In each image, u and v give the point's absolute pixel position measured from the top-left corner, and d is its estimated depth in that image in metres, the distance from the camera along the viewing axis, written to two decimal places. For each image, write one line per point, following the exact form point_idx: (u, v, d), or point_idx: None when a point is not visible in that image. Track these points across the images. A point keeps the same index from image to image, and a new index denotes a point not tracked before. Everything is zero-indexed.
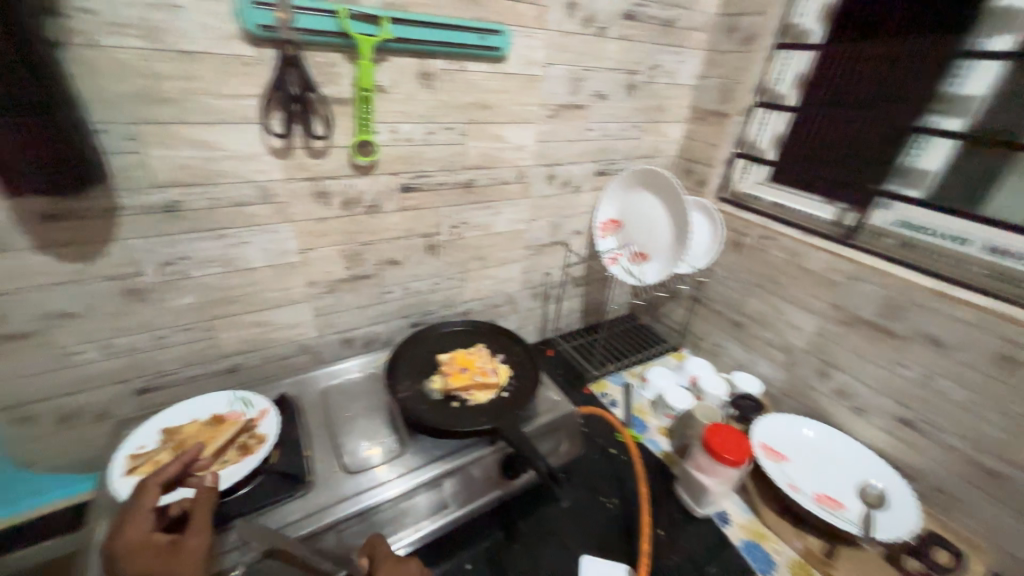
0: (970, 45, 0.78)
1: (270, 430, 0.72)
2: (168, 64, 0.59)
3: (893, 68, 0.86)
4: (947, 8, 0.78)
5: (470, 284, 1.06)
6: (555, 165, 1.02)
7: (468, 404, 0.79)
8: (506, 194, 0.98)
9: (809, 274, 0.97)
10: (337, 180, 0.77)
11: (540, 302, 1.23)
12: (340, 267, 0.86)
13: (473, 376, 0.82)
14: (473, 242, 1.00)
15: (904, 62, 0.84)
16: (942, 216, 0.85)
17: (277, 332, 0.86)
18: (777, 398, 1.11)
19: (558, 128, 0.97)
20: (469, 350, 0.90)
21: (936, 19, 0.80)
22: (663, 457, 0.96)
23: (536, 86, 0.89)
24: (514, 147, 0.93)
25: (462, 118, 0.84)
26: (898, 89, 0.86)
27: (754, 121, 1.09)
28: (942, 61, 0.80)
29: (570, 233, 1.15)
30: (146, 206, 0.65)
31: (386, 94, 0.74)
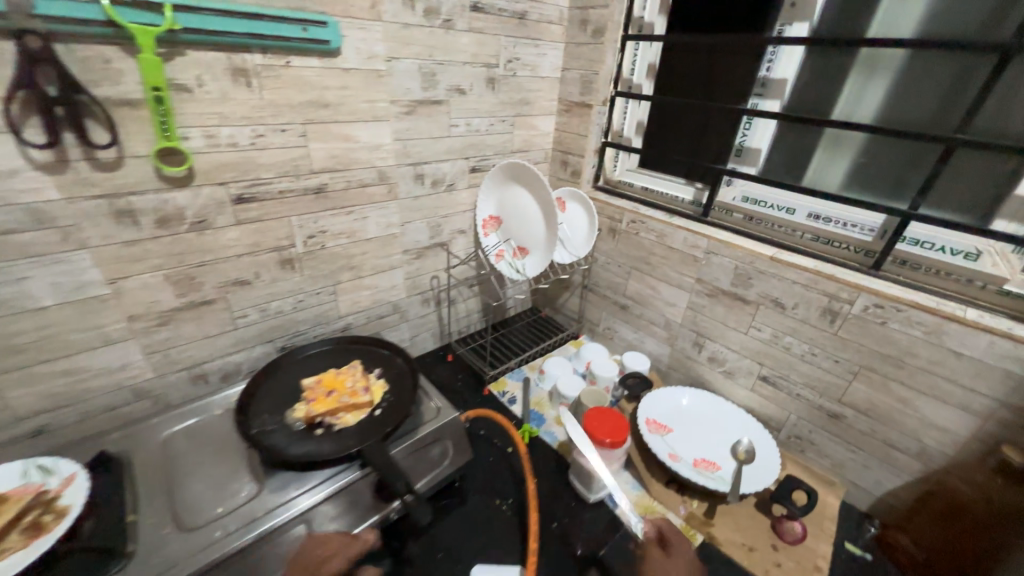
0: (776, 33, 0.85)
1: (75, 499, 0.60)
2: None
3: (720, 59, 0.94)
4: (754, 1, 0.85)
5: (345, 297, 0.99)
6: (421, 164, 0.98)
7: (335, 429, 0.73)
8: (370, 197, 0.92)
9: (674, 252, 1.03)
10: (145, 196, 0.67)
11: (432, 307, 1.19)
12: (170, 294, 0.75)
13: (340, 398, 0.76)
14: (340, 252, 0.93)
15: (727, 54, 0.93)
16: (774, 190, 0.93)
17: (97, 380, 0.73)
18: (663, 372, 1.17)
19: (418, 125, 0.93)
20: (341, 368, 0.84)
21: (747, 11, 0.87)
22: (559, 447, 0.96)
23: (383, 82, 0.84)
24: (368, 147, 0.87)
25: (298, 118, 0.77)
26: (726, 77, 0.94)
27: (617, 111, 1.14)
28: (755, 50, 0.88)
29: (452, 233, 1.12)
30: None
31: (192, 94, 0.66)
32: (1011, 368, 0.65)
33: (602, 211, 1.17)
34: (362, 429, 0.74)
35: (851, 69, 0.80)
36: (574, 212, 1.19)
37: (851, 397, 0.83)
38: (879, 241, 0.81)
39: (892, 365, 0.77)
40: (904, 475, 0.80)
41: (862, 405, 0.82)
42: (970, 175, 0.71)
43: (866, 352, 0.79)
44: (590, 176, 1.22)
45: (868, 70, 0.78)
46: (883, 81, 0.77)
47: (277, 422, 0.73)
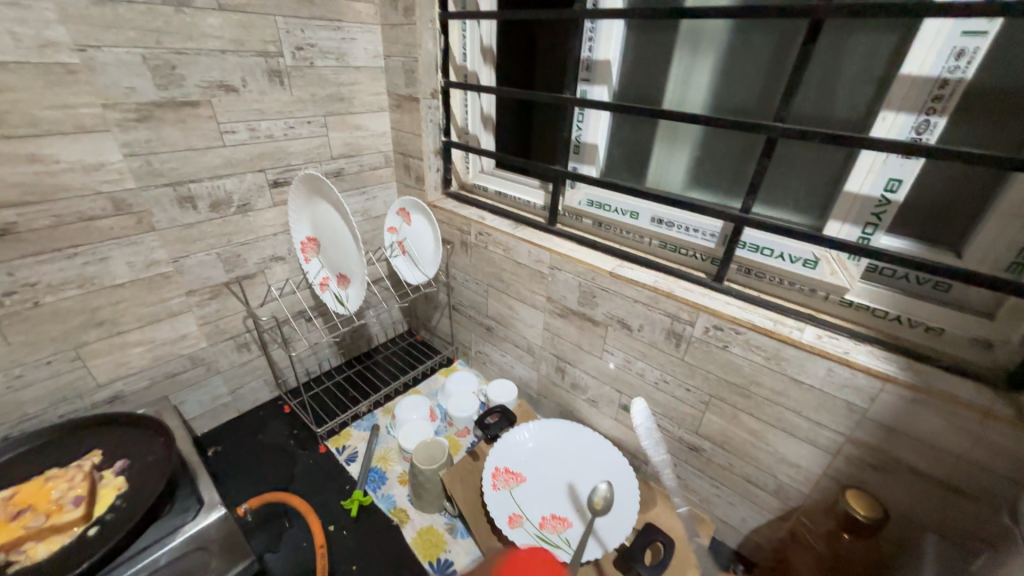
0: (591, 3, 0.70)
1: None
2: None
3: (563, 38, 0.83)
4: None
5: (99, 361, 0.77)
6: (185, 183, 0.76)
7: (11, 570, 0.54)
8: (106, 231, 0.71)
9: (522, 268, 0.89)
10: None
11: (256, 351, 0.99)
12: None
13: (31, 520, 0.57)
14: (73, 307, 0.71)
15: None
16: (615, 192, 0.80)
17: None
18: (535, 400, 1.03)
19: (163, 134, 0.71)
20: (60, 469, 0.65)
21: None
22: (393, 515, 0.81)
23: (78, 80, 0.62)
24: (79, 168, 0.65)
25: None
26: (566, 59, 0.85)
27: (458, 104, 0.98)
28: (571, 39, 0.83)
29: (263, 262, 0.92)
30: None
31: None
32: (850, 399, 0.56)
33: (450, 222, 1.01)
34: (60, 560, 0.55)
35: (676, 47, 0.68)
36: (419, 225, 1.01)
37: (705, 428, 0.73)
38: (720, 247, 0.70)
39: (739, 394, 0.66)
40: (764, 511, 0.71)
41: (716, 437, 0.72)
42: (804, 167, 0.61)
43: (712, 380, 0.69)
44: (436, 182, 1.05)
45: (693, 47, 0.66)
46: (709, 59, 0.66)
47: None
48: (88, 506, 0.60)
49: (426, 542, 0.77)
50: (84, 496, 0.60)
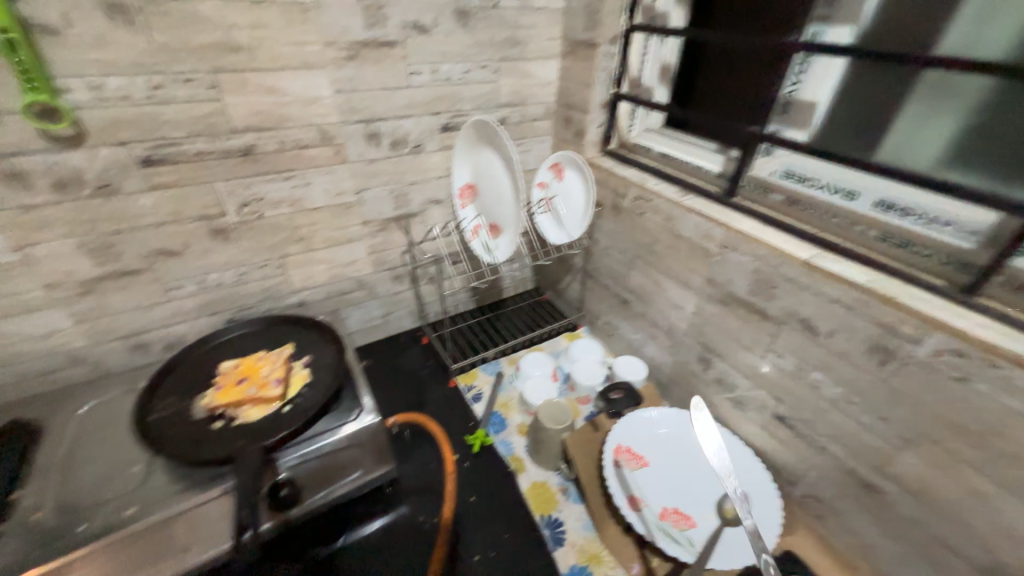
0: None
1: None
2: None
3: None
4: None
5: (295, 271, 0.91)
6: (375, 121, 0.83)
7: (235, 424, 0.67)
8: (313, 160, 0.81)
9: (682, 242, 0.80)
10: (32, 158, 0.61)
11: (405, 284, 1.08)
12: (88, 263, 0.71)
13: (248, 389, 0.70)
14: (283, 222, 0.84)
15: None
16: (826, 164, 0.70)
17: (25, 345, 0.73)
18: (663, 385, 0.96)
19: (364, 73, 0.77)
20: (267, 353, 0.78)
21: None
22: (511, 462, 0.84)
23: (309, 18, 0.69)
24: (300, 100, 0.74)
25: (203, 66, 0.65)
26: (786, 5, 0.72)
27: (636, 51, 0.88)
28: None
29: (423, 204, 0.98)
30: None
31: (62, 38, 0.56)
32: None
33: (605, 182, 0.94)
34: (264, 426, 0.67)
35: None
36: (570, 181, 0.96)
37: (896, 469, 0.59)
38: (985, 251, 0.54)
39: (968, 441, 0.51)
40: None
41: (911, 484, 0.58)
42: None
43: (926, 415, 0.54)
44: (596, 138, 0.98)
45: None
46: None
47: (188, 408, 0.69)
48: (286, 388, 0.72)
49: (540, 495, 0.79)
50: (284, 380, 0.72)
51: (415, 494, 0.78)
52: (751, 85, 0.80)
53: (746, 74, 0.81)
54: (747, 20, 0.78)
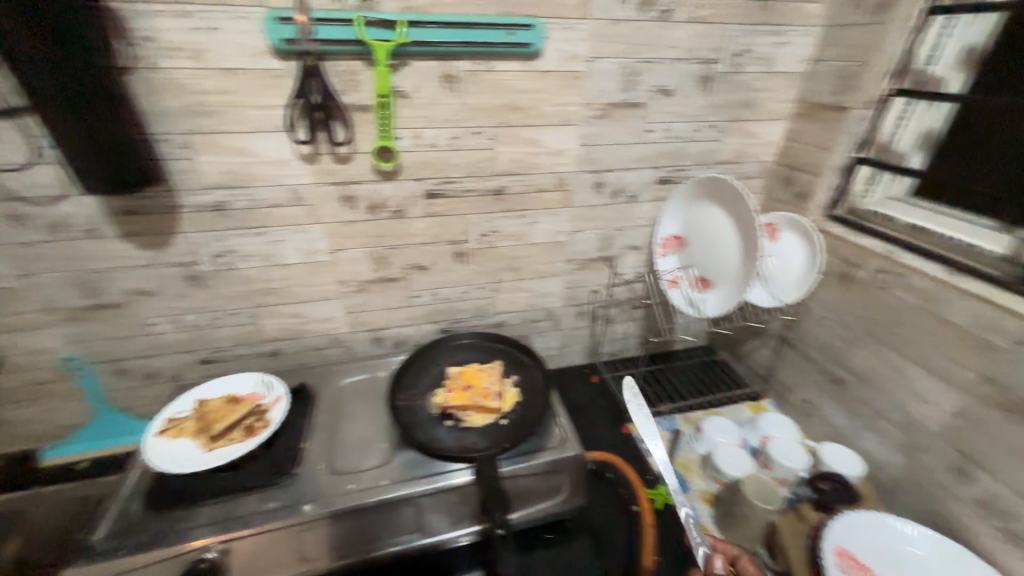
0: None
1: (277, 416, 0.76)
2: (214, 81, 0.65)
3: None
4: None
5: (503, 296, 1.01)
6: (604, 171, 0.90)
7: (463, 426, 0.76)
8: (545, 202, 0.90)
9: (949, 328, 0.69)
10: (363, 186, 0.79)
11: (586, 322, 1.11)
12: (367, 268, 0.88)
13: (474, 396, 0.78)
14: (507, 252, 0.94)
15: None
16: None
17: (311, 324, 0.92)
18: (885, 489, 0.82)
19: (608, 130, 0.85)
20: (481, 365, 0.86)
21: None
22: (698, 531, 0.79)
23: (579, 84, 0.79)
24: (551, 151, 0.84)
25: (491, 122, 0.79)
26: None
27: (890, 116, 0.82)
28: None
29: (623, 249, 1.01)
30: (197, 205, 0.74)
31: (408, 99, 0.73)
32: None
33: (832, 249, 0.88)
34: (485, 434, 0.74)
35: None
36: (789, 243, 0.91)
37: None
38: None
39: None
40: None
41: None
42: None
43: None
44: (823, 201, 0.92)
45: None
46: None
47: (425, 402, 0.79)
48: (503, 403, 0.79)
49: None
50: (503, 396, 0.79)
51: (592, 534, 0.78)
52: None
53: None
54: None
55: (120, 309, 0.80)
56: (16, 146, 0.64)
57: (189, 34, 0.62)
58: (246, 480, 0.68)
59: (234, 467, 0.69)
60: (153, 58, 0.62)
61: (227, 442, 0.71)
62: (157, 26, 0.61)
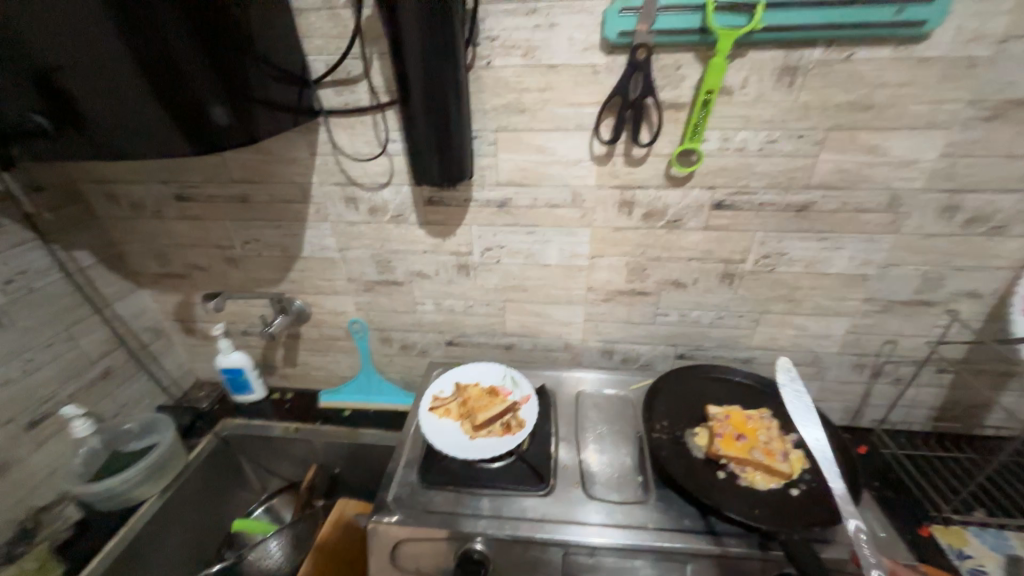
0: None
1: (529, 418, 0.75)
2: (536, 78, 0.65)
3: None
4: None
5: (763, 329, 0.85)
6: (965, 192, 0.67)
7: (739, 483, 0.63)
8: (862, 225, 0.71)
9: None
10: (647, 191, 0.73)
11: (861, 377, 0.88)
12: (622, 278, 0.82)
13: (753, 451, 0.65)
14: (787, 280, 0.78)
15: None
16: None
17: (549, 326, 0.91)
18: None
19: (995, 136, 0.62)
20: (749, 412, 0.73)
21: None
22: None
23: (972, 74, 0.58)
24: (895, 162, 0.65)
25: (825, 124, 0.64)
26: None
27: None
28: None
29: (954, 294, 0.75)
30: (486, 199, 0.77)
31: (730, 97, 0.63)
32: None
33: None
34: (777, 504, 0.60)
35: None
36: None
37: None
38: None
39: None
40: None
41: None
42: None
43: None
44: None
45: None
46: None
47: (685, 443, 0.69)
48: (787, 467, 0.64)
49: None
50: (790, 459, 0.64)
51: None
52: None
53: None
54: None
55: (401, 286, 0.90)
56: (368, 139, 0.74)
57: (529, 32, 0.62)
58: (506, 480, 0.68)
59: (492, 462, 0.70)
60: (491, 58, 0.65)
61: (491, 435, 0.73)
62: (504, 26, 0.62)
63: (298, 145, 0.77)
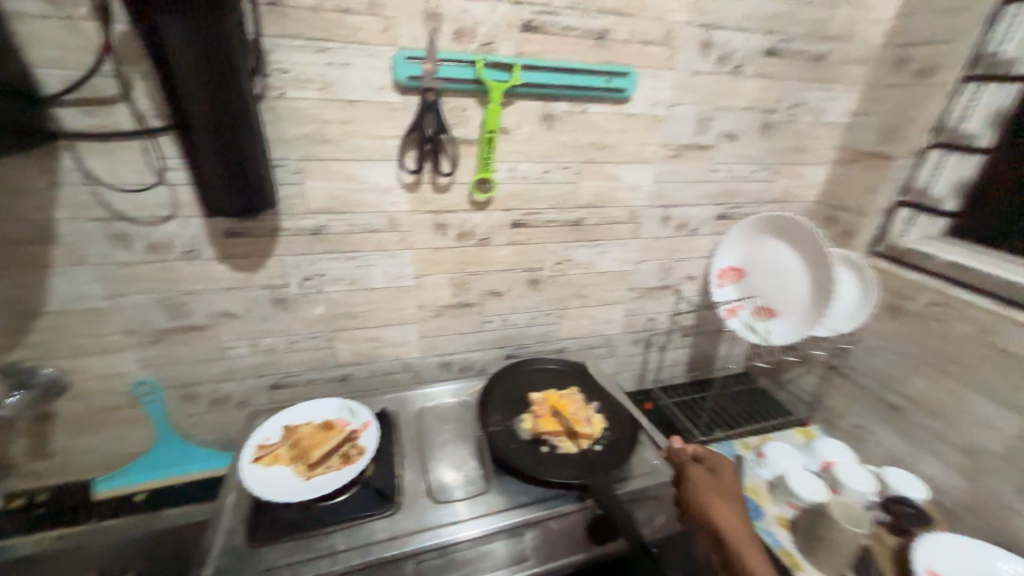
0: None
1: (371, 443, 0.74)
2: (337, 111, 0.68)
3: None
4: None
5: (568, 323, 1.03)
6: (671, 207, 0.95)
7: (558, 452, 0.75)
8: (617, 233, 0.94)
9: (1009, 356, 0.76)
10: (456, 214, 0.82)
11: (640, 349, 1.14)
12: (447, 293, 0.89)
13: (566, 422, 0.77)
14: (576, 280, 0.98)
15: None
16: None
17: (384, 349, 0.92)
18: (949, 512, 0.86)
19: (679, 169, 0.91)
20: (563, 392, 0.86)
21: None
22: (784, 557, 0.80)
23: (659, 126, 0.85)
24: (628, 187, 0.90)
25: (579, 158, 0.84)
26: None
27: (926, 166, 0.92)
28: None
29: (681, 278, 1.06)
30: (298, 228, 0.75)
31: (509, 135, 0.78)
32: None
33: (882, 282, 0.95)
34: (586, 460, 0.74)
35: None
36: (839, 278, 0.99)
37: None
38: None
39: None
40: None
41: None
42: None
43: None
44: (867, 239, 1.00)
45: None
46: None
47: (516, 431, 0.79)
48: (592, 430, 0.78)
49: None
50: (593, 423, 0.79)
51: None
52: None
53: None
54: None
55: (203, 331, 0.79)
56: (139, 167, 0.65)
57: (324, 68, 0.65)
58: (350, 512, 0.65)
59: (332, 497, 0.67)
60: (285, 88, 0.65)
61: (325, 470, 0.69)
62: (295, 59, 0.64)
63: (32, 174, 0.62)
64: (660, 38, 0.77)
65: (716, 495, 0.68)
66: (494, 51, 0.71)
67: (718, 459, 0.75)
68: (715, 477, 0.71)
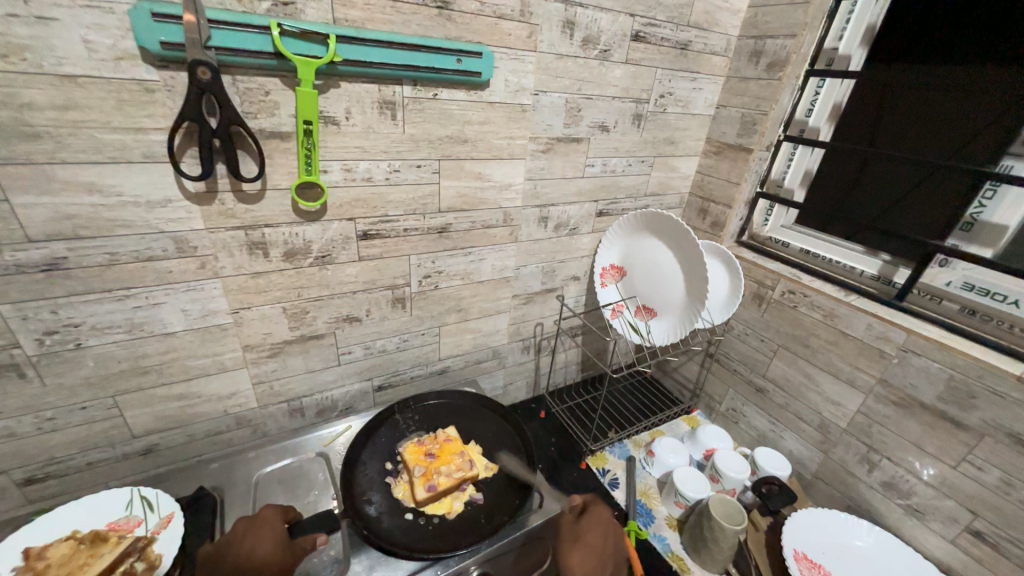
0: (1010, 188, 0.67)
1: (168, 548, 0.55)
2: (44, 92, 0.45)
3: (947, 99, 0.73)
4: (977, 44, 0.68)
5: (447, 340, 0.91)
6: (548, 206, 0.87)
7: (389, 480, 0.69)
8: (492, 238, 0.84)
9: (848, 339, 0.82)
10: (276, 229, 0.63)
11: (531, 356, 1.07)
12: (284, 326, 0.71)
13: (420, 469, 0.68)
14: (451, 293, 0.85)
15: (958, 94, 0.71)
16: (986, 271, 0.71)
17: (204, 405, 0.71)
18: (807, 482, 0.94)
19: (553, 164, 0.83)
20: (474, 455, 0.73)
21: (969, 46, 0.69)
22: (672, 561, 0.80)
23: (525, 117, 0.75)
24: (498, 186, 0.79)
25: (435, 154, 0.70)
26: (944, 125, 0.73)
27: (780, 158, 0.96)
28: (960, 101, 0.71)
29: (566, 279, 1.00)
30: (14, 265, 0.51)
31: (339, 127, 0.61)
32: None
33: (746, 272, 0.98)
34: (468, 520, 0.65)
35: None
36: (710, 267, 0.98)
37: None
38: None
39: None
40: None
41: None
42: None
43: None
44: (733, 230, 1.04)
45: None
46: None
47: (379, 503, 0.66)
48: (431, 498, 0.65)
49: None
50: (435, 490, 0.65)
51: None
52: (889, 190, 0.81)
53: (885, 180, 0.82)
54: (900, 130, 0.79)
55: None
56: None
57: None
58: None
59: None
60: None
61: None
62: None
63: None
64: (515, 13, 0.66)
65: (594, 541, 0.65)
66: (298, 16, 0.53)
67: (598, 507, 0.70)
68: (587, 527, 0.67)
